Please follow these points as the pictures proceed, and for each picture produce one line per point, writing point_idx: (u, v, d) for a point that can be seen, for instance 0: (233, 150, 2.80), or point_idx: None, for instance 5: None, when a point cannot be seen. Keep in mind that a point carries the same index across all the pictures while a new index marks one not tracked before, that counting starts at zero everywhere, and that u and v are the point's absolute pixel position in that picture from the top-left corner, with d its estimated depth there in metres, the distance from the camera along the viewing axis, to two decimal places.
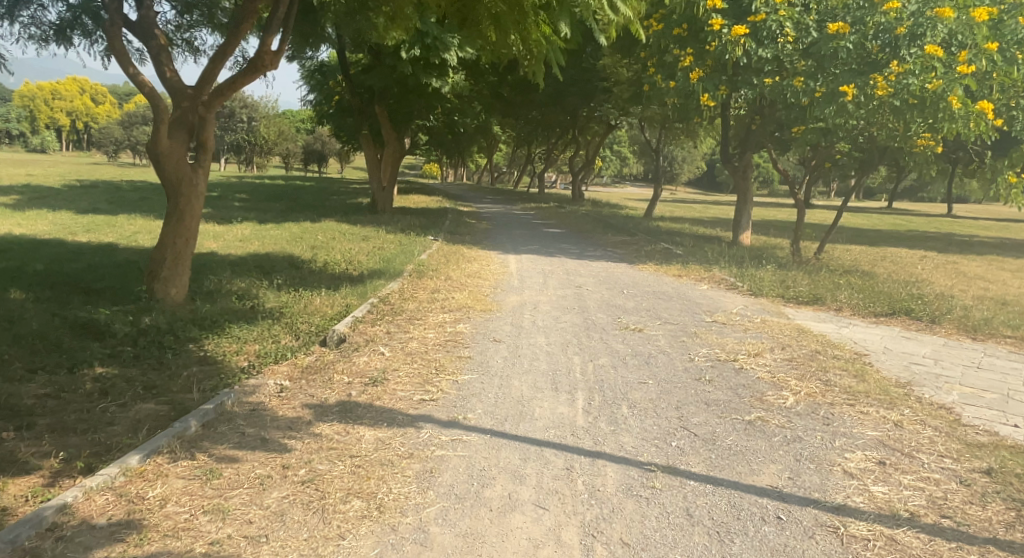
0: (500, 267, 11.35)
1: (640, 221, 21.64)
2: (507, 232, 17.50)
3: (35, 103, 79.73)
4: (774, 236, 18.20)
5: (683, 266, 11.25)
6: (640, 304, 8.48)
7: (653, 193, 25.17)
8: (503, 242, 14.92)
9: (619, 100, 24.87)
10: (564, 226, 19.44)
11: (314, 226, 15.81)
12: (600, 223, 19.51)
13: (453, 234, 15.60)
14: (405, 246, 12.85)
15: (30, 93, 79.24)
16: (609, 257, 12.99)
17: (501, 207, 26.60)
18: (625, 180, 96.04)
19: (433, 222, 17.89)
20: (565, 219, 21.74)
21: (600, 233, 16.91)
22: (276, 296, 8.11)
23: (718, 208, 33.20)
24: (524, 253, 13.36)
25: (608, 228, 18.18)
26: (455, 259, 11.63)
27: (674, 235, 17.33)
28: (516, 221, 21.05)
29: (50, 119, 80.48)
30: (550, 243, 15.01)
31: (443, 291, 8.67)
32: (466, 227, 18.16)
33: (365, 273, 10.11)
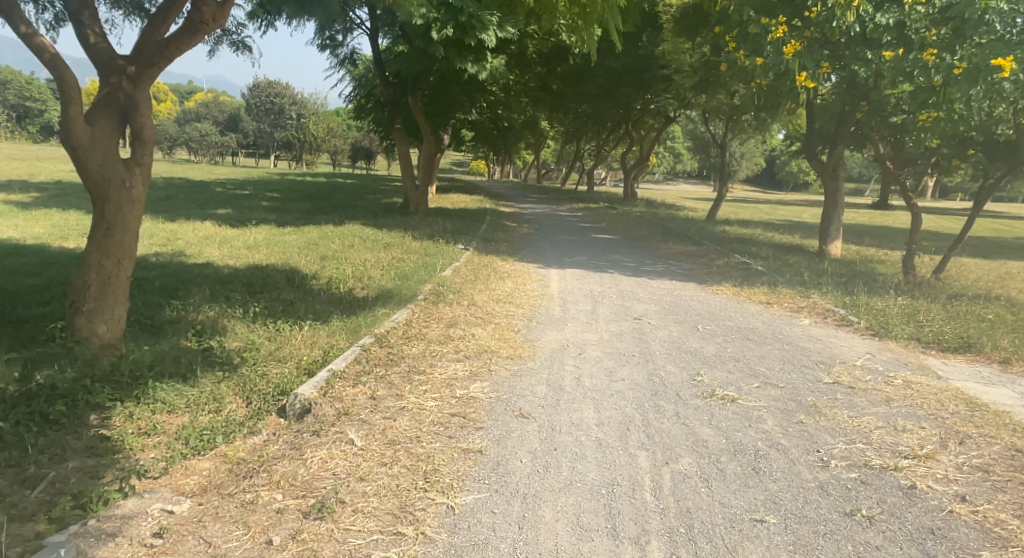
0: (541, 286, 9.35)
1: (704, 226, 19.37)
2: (554, 239, 15.53)
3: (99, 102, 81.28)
4: (862, 246, 15.80)
5: (769, 291, 9.05)
6: (722, 352, 6.35)
7: (717, 193, 22.86)
8: (547, 252, 12.97)
9: (679, 89, 22.56)
10: (618, 231, 17.36)
11: (339, 230, 14.06)
12: (659, 229, 17.35)
13: (491, 242, 13.75)
14: (432, 258, 10.95)
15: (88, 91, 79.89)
16: (674, 273, 10.88)
17: (548, 209, 24.59)
18: (679, 178, 92.88)
19: (471, 227, 16.06)
20: (619, 222, 19.63)
21: (658, 241, 14.78)
22: (245, 330, 6.11)
23: (786, 210, 30.63)
24: (572, 266, 11.37)
25: (668, 234, 16.00)
26: (485, 277, 9.65)
27: (746, 243, 15.06)
28: (564, 225, 19.04)
29: None
30: (603, 254, 12.97)
31: (461, 327, 6.70)
32: (508, 232, 16.26)
33: (372, 295, 8.20)
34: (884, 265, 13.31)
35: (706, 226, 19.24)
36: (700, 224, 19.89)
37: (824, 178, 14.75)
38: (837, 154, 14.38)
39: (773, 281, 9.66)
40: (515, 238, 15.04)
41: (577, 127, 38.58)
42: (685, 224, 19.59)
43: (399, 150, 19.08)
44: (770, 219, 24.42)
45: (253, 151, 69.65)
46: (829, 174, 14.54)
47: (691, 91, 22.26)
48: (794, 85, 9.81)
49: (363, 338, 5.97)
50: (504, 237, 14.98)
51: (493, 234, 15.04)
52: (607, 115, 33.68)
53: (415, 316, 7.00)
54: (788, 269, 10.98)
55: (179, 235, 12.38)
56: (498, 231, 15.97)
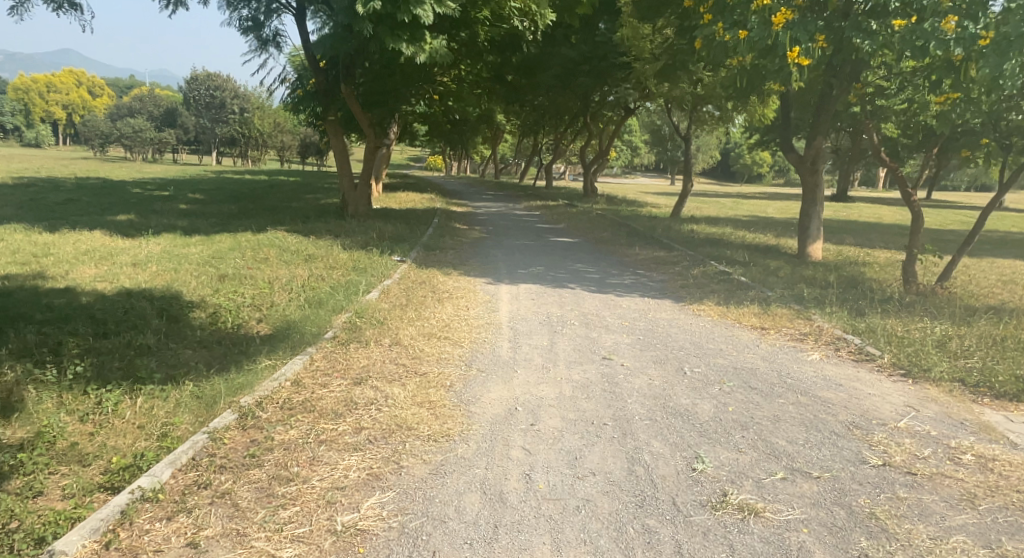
0: (486, 311, 7.60)
1: (670, 224, 17.91)
2: (508, 243, 13.82)
3: (27, 97, 76.73)
4: (843, 245, 14.47)
5: (761, 310, 7.52)
6: (724, 412, 4.69)
7: (683, 188, 21.41)
8: (497, 262, 11.26)
9: (640, 77, 21.05)
10: (578, 232, 15.76)
11: (257, 239, 12.14)
12: (621, 230, 15.80)
13: (432, 250, 11.99)
14: (357, 275, 9.16)
15: (21, 86, 75.83)
16: (645, 286, 9.28)
17: (503, 207, 22.87)
18: (636, 171, 92.12)
19: (413, 232, 14.27)
20: (578, 222, 18.01)
21: (622, 245, 13.23)
22: (52, 406, 4.33)
23: (750, 204, 29.52)
24: (526, 280, 9.68)
25: (632, 237, 14.46)
26: (416, 299, 7.87)
27: (720, 245, 13.60)
28: (518, 226, 17.33)
29: (46, 113, 77.51)
30: (561, 262, 11.32)
31: (370, 385, 4.93)
32: (455, 236, 14.50)
33: (266, 331, 6.42)
34: (873, 268, 11.94)
35: (672, 225, 17.77)
36: (665, 223, 18.43)
37: (802, 172, 13.31)
38: (818, 144, 12.95)
39: (762, 297, 8.13)
40: (463, 244, 13.29)
41: (533, 119, 36.92)
42: (649, 223, 18.08)
43: (335, 143, 17.11)
44: (737, 214, 23.11)
45: (195, 148, 66.56)
46: (808, 168, 13.10)
47: (652, 78, 20.73)
48: (785, 63, 8.21)
49: (221, 414, 4.17)
50: (450, 243, 13.22)
51: (437, 240, 13.27)
52: (564, 107, 32.05)
53: (310, 370, 5.19)
54: (774, 279, 9.49)
55: (55, 249, 10.39)
56: (443, 236, 14.20)
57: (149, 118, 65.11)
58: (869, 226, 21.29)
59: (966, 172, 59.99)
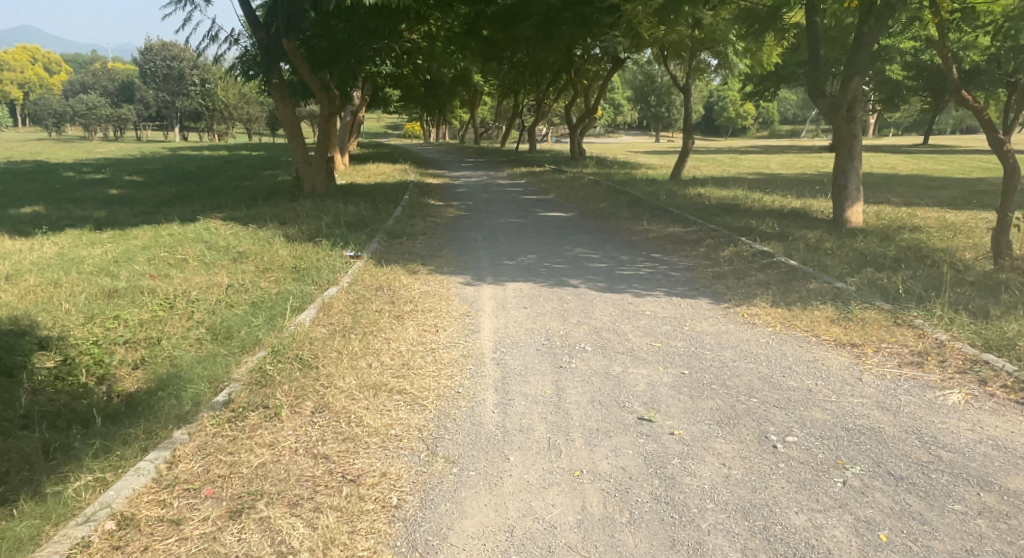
0: (460, 334, 5.50)
1: (673, 189, 15.80)
2: (489, 224, 11.67)
3: None
4: (880, 206, 12.41)
5: (838, 313, 5.48)
6: (877, 554, 2.68)
7: (683, 146, 19.22)
8: (477, 251, 9.13)
9: (632, 20, 18.63)
10: (570, 205, 13.62)
11: (183, 234, 9.98)
12: (619, 199, 13.68)
13: (399, 238, 9.85)
14: (291, 282, 7.02)
15: None
16: (668, 279, 7.18)
17: (484, 177, 20.62)
18: (620, 130, 89.59)
19: (376, 214, 12.09)
20: (569, 191, 15.84)
21: (624, 218, 11.15)
22: None
23: (750, 159, 27.35)
24: (514, 276, 7.57)
25: (635, 207, 12.35)
26: (364, 320, 5.75)
27: (740, 213, 11.54)
28: (501, 200, 15.14)
29: None
30: (555, 247, 9.19)
31: (254, 525, 2.87)
32: (427, 216, 12.33)
33: (126, 397, 4.34)
34: (929, 233, 9.90)
35: (675, 190, 15.68)
36: (666, 187, 16.33)
37: (835, 122, 11.16)
38: (855, 86, 10.82)
39: (832, 292, 6.06)
40: (436, 226, 11.13)
41: (512, 78, 34.38)
42: (649, 189, 15.95)
43: (282, 112, 14.79)
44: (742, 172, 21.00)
45: (157, 123, 63.56)
46: (844, 117, 10.93)
47: (646, 21, 18.38)
48: None
49: None
50: (421, 226, 11.06)
51: (406, 223, 11.13)
52: (545, 62, 29.55)
53: (163, 489, 3.12)
54: (830, 261, 7.44)
55: None
56: (414, 216, 12.03)
57: (106, 93, 61.90)
58: (888, 180, 19.24)
59: (959, 115, 57.98)
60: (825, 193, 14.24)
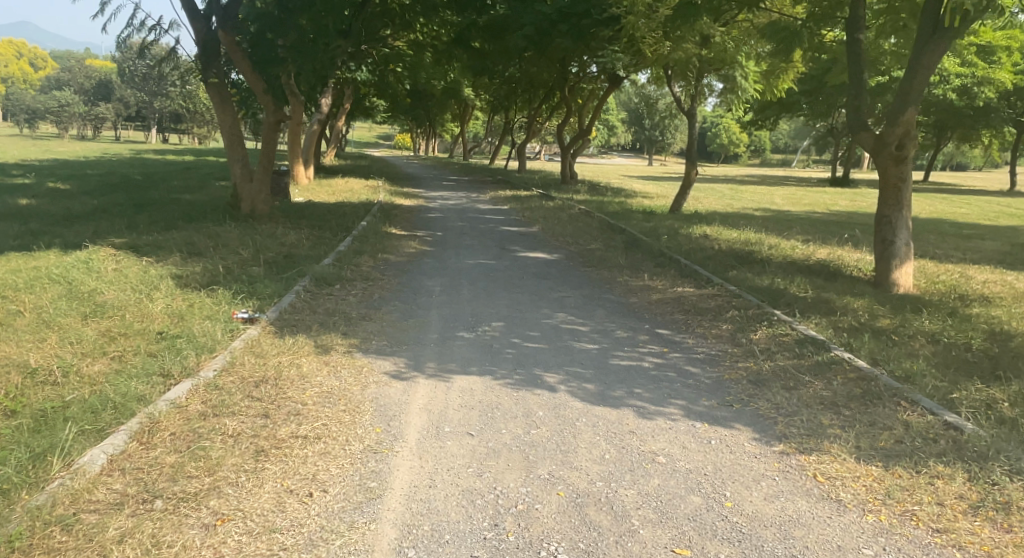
0: (346, 503, 3.27)
1: (675, 227, 13.65)
2: (452, 266, 9.40)
3: None
4: (925, 262, 10.27)
5: (982, 495, 3.27)
6: None
7: (686, 178, 17.12)
8: (424, 311, 6.86)
9: (635, 32, 16.55)
10: (554, 243, 11.42)
11: (49, 272, 7.73)
12: (614, 238, 11.50)
13: (327, 285, 7.58)
14: (131, 369, 4.82)
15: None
16: (683, 379, 4.95)
17: (462, 200, 18.44)
18: (612, 150, 88.31)
19: (314, 247, 9.83)
20: (554, 224, 13.63)
21: (620, 269, 8.94)
22: None
23: (752, 190, 25.37)
24: (462, 362, 5.30)
25: (631, 252, 10.16)
26: (194, 466, 3.52)
27: (762, 267, 9.39)
28: (474, 231, 12.89)
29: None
30: (529, 310, 6.94)
31: None
32: (378, 251, 10.10)
33: None
34: (1006, 307, 7.74)
35: (677, 227, 13.52)
36: (667, 224, 14.17)
37: (881, 160, 8.80)
38: (908, 119, 8.45)
39: (949, 436, 3.83)
40: (383, 268, 8.86)
41: (502, 93, 32.24)
42: (646, 225, 13.79)
43: (221, 119, 12.67)
44: (747, 206, 18.90)
45: (134, 124, 61.37)
46: (892, 155, 8.59)
47: (650, 34, 16.31)
48: None
49: None
50: (365, 267, 8.79)
51: (345, 263, 8.85)
52: (536, 76, 27.47)
53: None
54: (912, 360, 5.25)
55: None
56: (360, 252, 9.76)
57: (83, 92, 59.84)
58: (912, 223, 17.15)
59: (957, 151, 56.61)
60: (852, 240, 12.15)
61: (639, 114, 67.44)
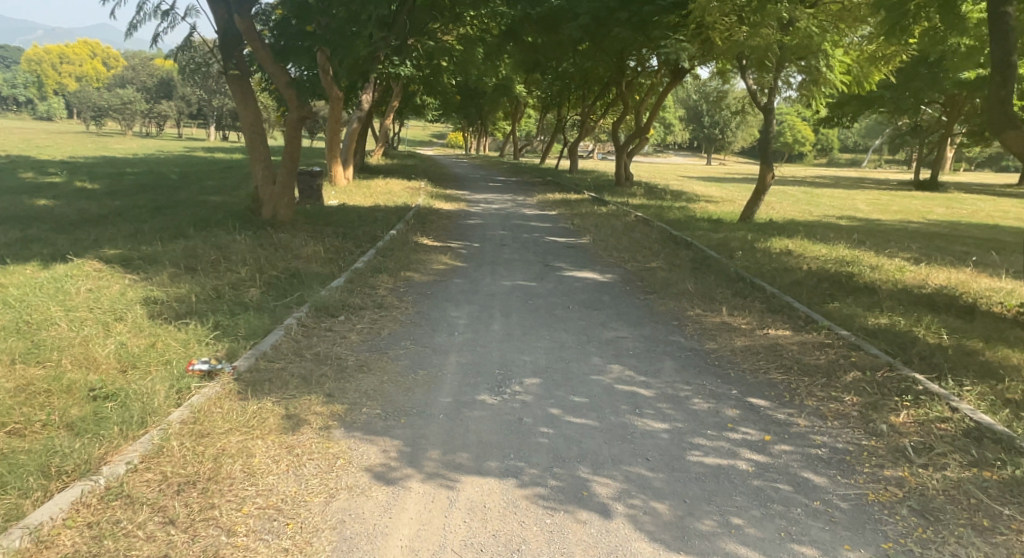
0: None
1: (748, 239, 11.86)
2: (487, 289, 7.89)
3: None
4: None
5: None
6: None
7: (760, 187, 14.53)
8: (441, 359, 5.36)
9: (705, 19, 14.87)
10: (609, 259, 9.81)
11: (9, 293, 6.56)
12: (679, 255, 9.81)
13: (327, 319, 6.14)
14: (15, 459, 3.42)
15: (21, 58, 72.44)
16: (804, 500, 3.32)
17: (509, 204, 16.97)
18: (670, 149, 85.73)
19: (328, 264, 8.47)
20: (609, 234, 12.02)
21: (689, 298, 7.29)
22: None
23: (829, 194, 23.16)
24: (480, 452, 3.78)
25: (702, 273, 8.47)
26: None
27: (867, 299, 7.58)
28: (517, 243, 11.39)
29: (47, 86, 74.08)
30: (576, 362, 5.37)
31: None
32: (403, 268, 8.71)
33: None
34: None
35: (751, 240, 11.73)
36: (739, 235, 12.36)
37: None
38: None
39: None
40: (403, 293, 7.41)
41: (556, 89, 30.61)
42: (715, 237, 12.05)
43: (243, 113, 11.47)
44: (827, 213, 16.87)
45: (192, 121, 62.14)
46: None
47: (723, 20, 14.57)
48: None
49: None
50: (383, 292, 7.36)
51: (359, 286, 7.42)
52: (592, 71, 25.76)
53: None
54: None
55: None
56: (380, 271, 8.35)
57: (144, 89, 60.87)
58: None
59: None
60: (967, 260, 10.19)
61: (699, 111, 64.89)
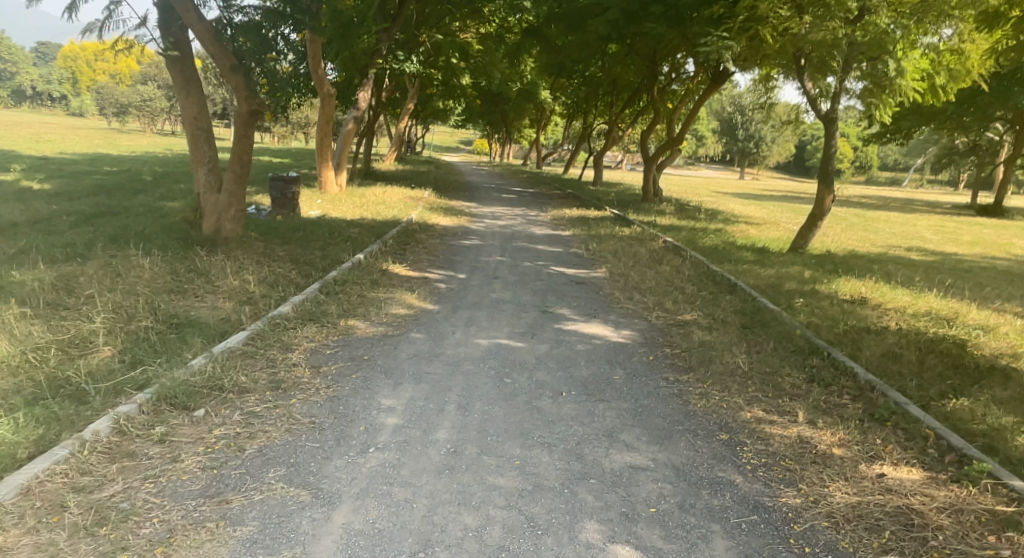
0: None
1: (806, 279, 9.46)
2: (450, 354, 5.58)
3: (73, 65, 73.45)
4: None
5: None
6: None
7: (816, 212, 12.08)
8: (318, 518, 3.11)
9: (757, 12, 12.48)
10: (628, 305, 7.49)
11: None
12: (722, 302, 7.44)
13: (168, 420, 3.87)
14: None
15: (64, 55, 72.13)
16: None
17: (518, 220, 14.74)
18: (700, 162, 83.13)
19: (242, 308, 6.24)
20: (631, 267, 9.68)
21: (742, 385, 4.92)
22: None
23: (885, 219, 20.59)
24: None
25: (758, 337, 6.08)
26: None
27: (1003, 392, 5.19)
28: (514, 275, 9.11)
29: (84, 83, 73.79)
30: (554, 537, 3.10)
31: None
32: (348, 312, 6.49)
33: None
34: None
35: (811, 281, 9.34)
36: (794, 272, 9.95)
37: None
38: None
39: None
40: (325, 360, 5.13)
41: (581, 96, 28.25)
42: (764, 275, 9.69)
43: (184, 105, 9.37)
44: (891, 243, 14.34)
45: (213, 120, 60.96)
46: None
47: (778, 12, 12.20)
48: None
49: None
50: (295, 358, 5.09)
51: (262, 350, 5.14)
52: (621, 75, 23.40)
53: None
54: None
55: None
56: (312, 320, 6.10)
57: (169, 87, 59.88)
58: None
59: None
60: None
61: (734, 123, 62.23)
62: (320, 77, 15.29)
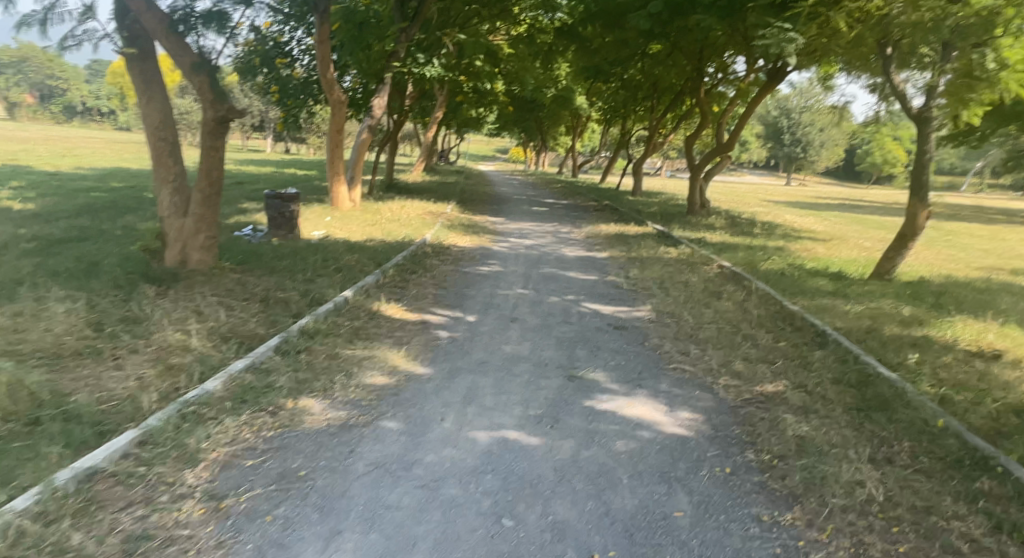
0: None
1: (907, 321, 7.49)
2: (432, 464, 3.82)
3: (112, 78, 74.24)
4: None
5: None
6: None
7: (903, 233, 10.06)
8: None
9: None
10: (684, 366, 5.64)
11: None
12: (814, 365, 5.54)
13: None
14: None
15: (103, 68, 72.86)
16: None
17: (549, 239, 12.96)
18: (742, 168, 80.34)
19: (154, 388, 4.56)
20: (683, 304, 7.83)
21: (887, 540, 3.24)
22: None
23: (965, 232, 18.29)
24: None
25: (883, 434, 4.22)
26: None
27: None
28: (537, 316, 7.34)
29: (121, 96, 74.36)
30: None
31: None
32: (304, 385, 4.80)
33: None
34: None
35: (914, 324, 7.36)
36: (889, 310, 7.97)
37: None
38: None
39: None
40: (236, 484, 3.43)
41: (619, 100, 26.32)
42: (851, 314, 7.73)
43: (145, 112, 7.76)
44: (989, 265, 12.19)
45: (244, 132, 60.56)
46: None
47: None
48: None
49: None
50: (190, 482, 3.42)
51: (141, 468, 3.45)
52: (663, 77, 21.54)
53: None
54: None
55: None
56: (245, 403, 4.39)
57: None
58: None
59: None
60: None
61: (779, 128, 59.51)
62: (330, 82, 13.65)
